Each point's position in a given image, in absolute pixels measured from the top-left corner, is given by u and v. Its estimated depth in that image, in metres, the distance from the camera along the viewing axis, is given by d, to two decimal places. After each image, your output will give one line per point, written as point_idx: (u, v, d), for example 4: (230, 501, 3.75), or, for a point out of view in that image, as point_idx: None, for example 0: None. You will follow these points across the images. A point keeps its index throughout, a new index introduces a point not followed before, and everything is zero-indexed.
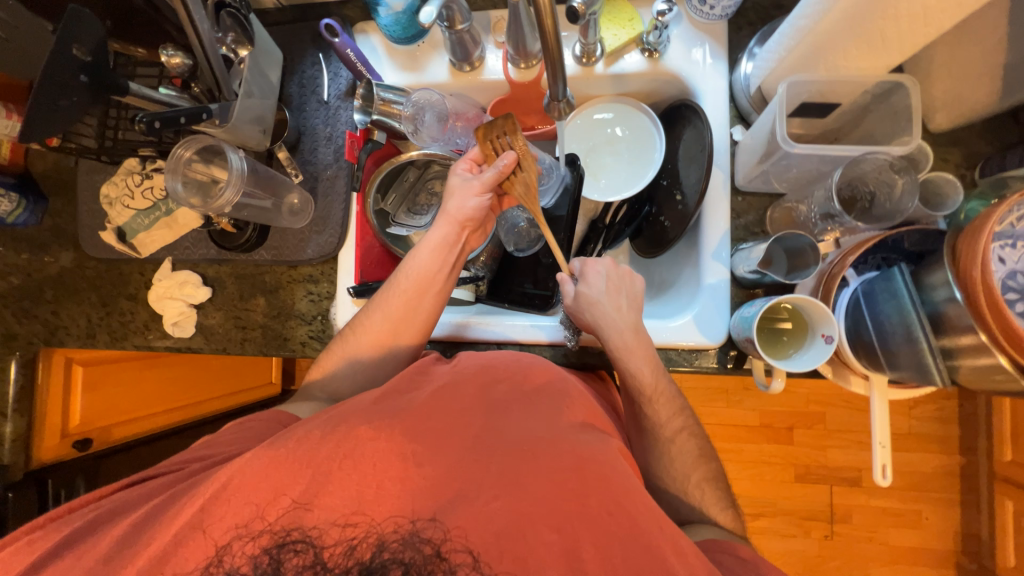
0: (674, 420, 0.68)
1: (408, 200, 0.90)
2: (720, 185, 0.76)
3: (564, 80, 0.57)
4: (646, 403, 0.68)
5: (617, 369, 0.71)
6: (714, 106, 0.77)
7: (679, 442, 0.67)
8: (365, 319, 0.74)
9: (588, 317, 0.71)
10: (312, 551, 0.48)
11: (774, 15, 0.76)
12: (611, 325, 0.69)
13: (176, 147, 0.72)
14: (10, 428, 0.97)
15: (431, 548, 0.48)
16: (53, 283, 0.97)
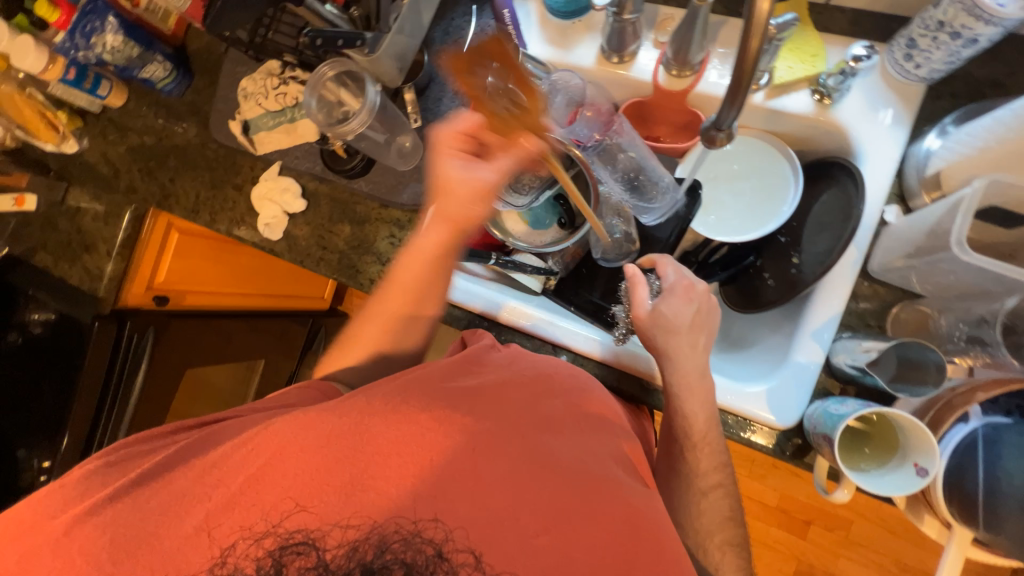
0: (712, 474, 0.65)
1: (511, 172, 0.83)
2: (850, 263, 0.68)
3: (740, 107, 0.45)
4: (687, 449, 0.65)
5: (667, 405, 0.68)
6: (875, 175, 0.68)
7: (712, 497, 0.64)
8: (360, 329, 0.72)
9: (660, 341, 0.67)
10: (314, 553, 0.44)
11: (987, 93, 0.66)
12: (681, 358, 0.66)
13: (322, 64, 0.77)
14: (111, 268, 1.11)
15: (432, 550, 0.45)
16: (177, 153, 1.05)
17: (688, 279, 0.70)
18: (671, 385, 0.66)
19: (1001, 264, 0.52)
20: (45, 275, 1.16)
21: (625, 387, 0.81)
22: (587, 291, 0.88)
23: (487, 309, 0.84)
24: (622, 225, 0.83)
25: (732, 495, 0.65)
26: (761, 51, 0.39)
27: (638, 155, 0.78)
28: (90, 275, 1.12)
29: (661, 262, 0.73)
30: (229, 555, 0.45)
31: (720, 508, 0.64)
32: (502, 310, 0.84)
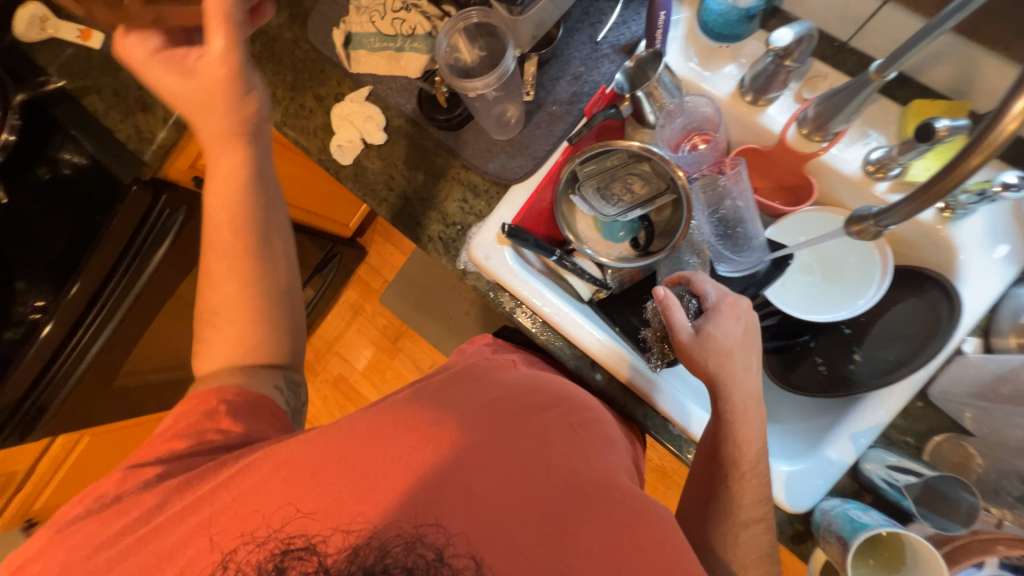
0: (755, 507, 0.63)
1: (602, 178, 0.80)
2: (914, 381, 0.67)
3: (907, 216, 0.45)
4: (732, 476, 0.63)
5: (711, 436, 0.66)
6: (971, 304, 0.67)
7: (758, 521, 0.63)
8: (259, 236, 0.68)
9: (712, 364, 0.66)
10: (314, 560, 0.46)
11: None
12: (736, 384, 0.66)
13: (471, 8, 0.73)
14: (163, 135, 1.05)
15: (433, 554, 0.45)
16: (264, 42, 0.99)
17: (732, 296, 0.71)
18: (725, 411, 0.65)
19: None
20: (87, 119, 1.08)
21: (645, 423, 0.80)
22: (633, 312, 0.86)
23: (541, 307, 0.81)
24: (697, 265, 0.82)
25: (772, 530, 0.63)
26: (975, 171, 0.38)
27: (741, 204, 0.77)
28: (139, 135, 1.06)
29: (696, 276, 0.73)
30: (231, 559, 0.47)
31: (759, 542, 0.62)
32: (552, 312, 0.80)
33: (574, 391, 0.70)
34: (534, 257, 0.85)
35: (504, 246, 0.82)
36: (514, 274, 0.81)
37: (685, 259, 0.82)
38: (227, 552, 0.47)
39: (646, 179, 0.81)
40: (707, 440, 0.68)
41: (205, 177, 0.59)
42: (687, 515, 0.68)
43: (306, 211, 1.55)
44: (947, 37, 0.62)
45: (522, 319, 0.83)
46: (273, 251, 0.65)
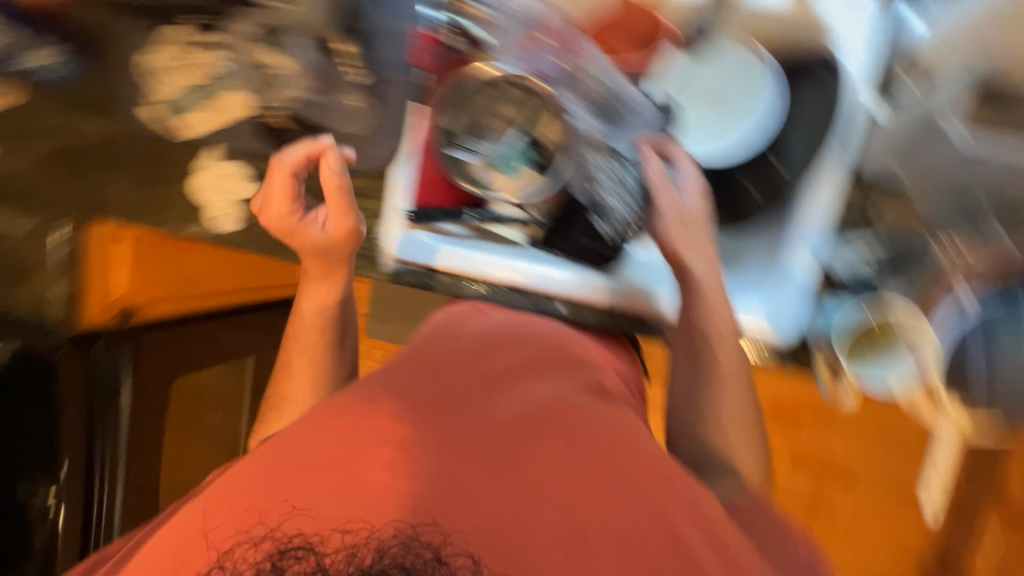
0: (739, 367, 0.67)
1: (475, 120, 0.77)
2: (835, 167, 0.69)
3: None
4: (716, 342, 0.67)
5: (688, 304, 0.69)
6: (858, 66, 0.68)
7: (743, 388, 0.67)
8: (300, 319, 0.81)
9: (683, 234, 0.71)
10: (312, 559, 0.44)
11: None
12: (703, 250, 0.71)
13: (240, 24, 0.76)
14: (61, 287, 1.05)
15: (430, 552, 0.44)
16: (89, 151, 0.89)
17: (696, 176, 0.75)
18: (698, 279, 0.70)
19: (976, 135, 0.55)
20: None
21: (630, 326, 0.79)
22: (573, 234, 0.82)
23: (476, 271, 0.81)
24: (602, 161, 0.76)
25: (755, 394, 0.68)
26: None
27: (606, 78, 0.74)
28: (39, 298, 1.06)
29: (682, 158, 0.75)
30: (228, 557, 0.46)
31: (749, 411, 0.67)
32: (491, 267, 0.81)
33: (537, 341, 0.70)
34: (457, 228, 0.84)
35: (417, 230, 0.82)
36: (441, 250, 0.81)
37: (620, 171, 0.77)
38: (222, 552, 0.47)
39: (516, 100, 0.75)
40: (681, 318, 0.70)
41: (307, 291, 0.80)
42: (676, 402, 0.69)
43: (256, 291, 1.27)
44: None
45: (471, 288, 0.82)
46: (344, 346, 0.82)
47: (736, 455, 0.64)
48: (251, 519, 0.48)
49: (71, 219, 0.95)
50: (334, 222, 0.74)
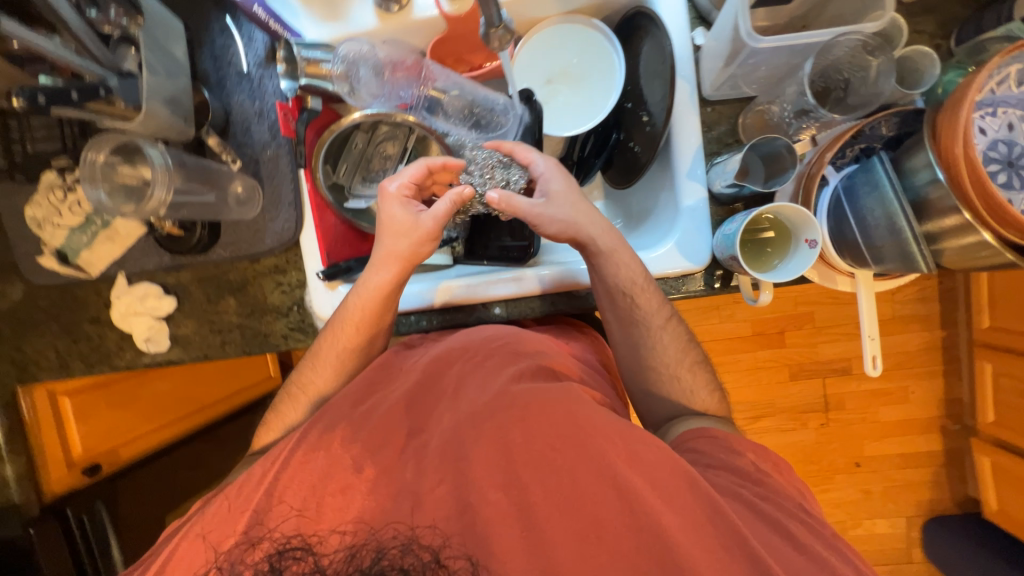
0: (663, 309, 0.69)
1: (361, 167, 0.83)
2: (688, 97, 0.70)
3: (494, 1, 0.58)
4: (636, 297, 0.68)
5: (596, 273, 0.69)
6: (672, 11, 0.70)
7: (670, 329, 0.69)
8: (320, 349, 0.73)
9: (569, 213, 0.68)
10: (312, 559, 0.50)
11: None
12: (594, 220, 0.69)
13: (85, 152, 0.66)
14: (9, 470, 0.85)
15: (429, 554, 0.49)
16: (6, 319, 0.86)
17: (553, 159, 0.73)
18: (598, 248, 0.68)
19: (791, 36, 0.54)
20: None
21: (565, 305, 0.80)
22: (495, 238, 0.88)
23: (402, 307, 0.81)
24: None
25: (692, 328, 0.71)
26: None
27: (465, 92, 0.77)
28: None
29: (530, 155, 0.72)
30: (223, 561, 0.51)
31: (686, 342, 0.70)
32: (421, 298, 0.79)
33: (479, 335, 0.69)
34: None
35: (336, 286, 0.80)
36: None
37: (494, 166, 0.76)
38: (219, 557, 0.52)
39: (392, 137, 0.83)
40: (597, 286, 0.70)
41: (350, 313, 0.70)
42: (623, 358, 0.72)
43: (231, 395, 1.29)
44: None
45: (411, 324, 0.83)
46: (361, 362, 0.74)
47: (690, 394, 0.68)
48: (236, 534, 0.53)
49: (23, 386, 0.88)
50: (400, 242, 0.68)
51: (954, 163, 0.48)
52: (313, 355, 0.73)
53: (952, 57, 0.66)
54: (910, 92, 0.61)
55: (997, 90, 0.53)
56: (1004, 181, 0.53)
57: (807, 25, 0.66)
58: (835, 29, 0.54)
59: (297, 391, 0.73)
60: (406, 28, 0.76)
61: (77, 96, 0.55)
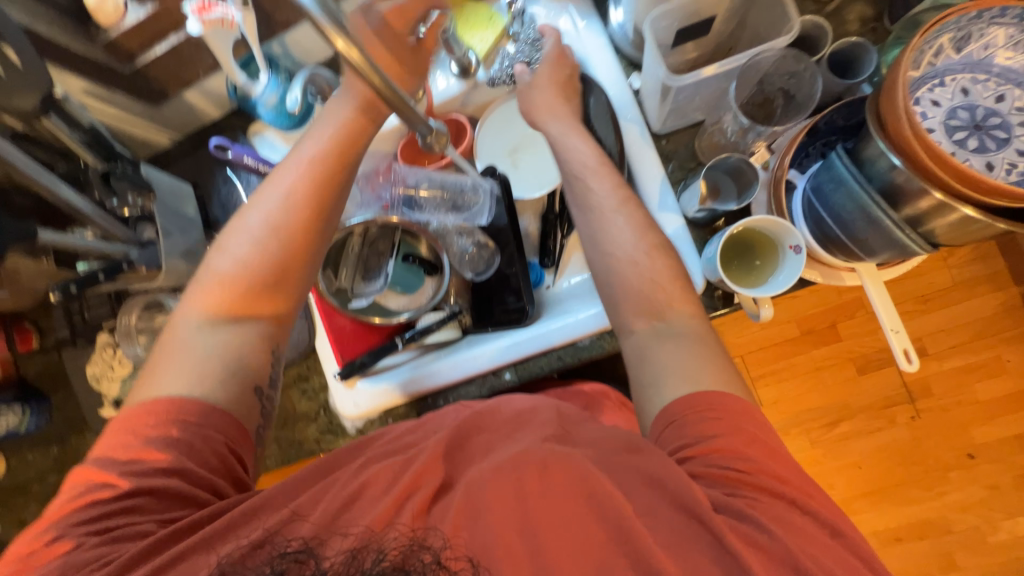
0: (628, 208, 0.65)
1: (360, 266, 0.87)
2: (639, 137, 0.73)
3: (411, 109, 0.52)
4: (589, 177, 0.67)
5: (555, 153, 0.70)
6: (605, 66, 0.76)
7: (628, 211, 0.65)
8: (230, 244, 0.61)
9: (539, 109, 0.72)
10: (312, 562, 0.43)
11: None
12: (564, 116, 0.71)
13: (122, 316, 0.78)
14: None
15: (432, 557, 0.43)
16: None
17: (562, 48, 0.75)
18: (565, 152, 0.69)
19: (703, 70, 0.59)
20: None
21: (573, 359, 0.80)
22: (495, 304, 0.89)
23: (379, 403, 0.84)
24: (469, 239, 0.87)
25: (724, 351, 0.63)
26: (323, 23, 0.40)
27: (433, 183, 0.84)
28: None
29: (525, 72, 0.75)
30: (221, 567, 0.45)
31: None
32: (395, 389, 0.83)
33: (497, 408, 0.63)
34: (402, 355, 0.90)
35: (355, 383, 0.85)
36: (380, 393, 0.84)
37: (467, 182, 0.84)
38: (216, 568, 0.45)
39: (383, 235, 0.87)
40: (564, 168, 0.70)
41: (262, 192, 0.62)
42: (591, 263, 0.66)
43: None
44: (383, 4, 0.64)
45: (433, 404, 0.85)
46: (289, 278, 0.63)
47: (652, 278, 0.62)
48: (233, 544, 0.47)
49: None
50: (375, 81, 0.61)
51: (907, 144, 0.47)
52: (261, 215, 0.61)
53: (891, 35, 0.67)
54: (856, 81, 0.62)
55: (936, 62, 0.52)
56: (974, 146, 0.50)
57: (733, 47, 0.69)
58: (749, 51, 0.57)
59: (223, 264, 0.61)
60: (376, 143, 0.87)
61: (106, 276, 0.66)
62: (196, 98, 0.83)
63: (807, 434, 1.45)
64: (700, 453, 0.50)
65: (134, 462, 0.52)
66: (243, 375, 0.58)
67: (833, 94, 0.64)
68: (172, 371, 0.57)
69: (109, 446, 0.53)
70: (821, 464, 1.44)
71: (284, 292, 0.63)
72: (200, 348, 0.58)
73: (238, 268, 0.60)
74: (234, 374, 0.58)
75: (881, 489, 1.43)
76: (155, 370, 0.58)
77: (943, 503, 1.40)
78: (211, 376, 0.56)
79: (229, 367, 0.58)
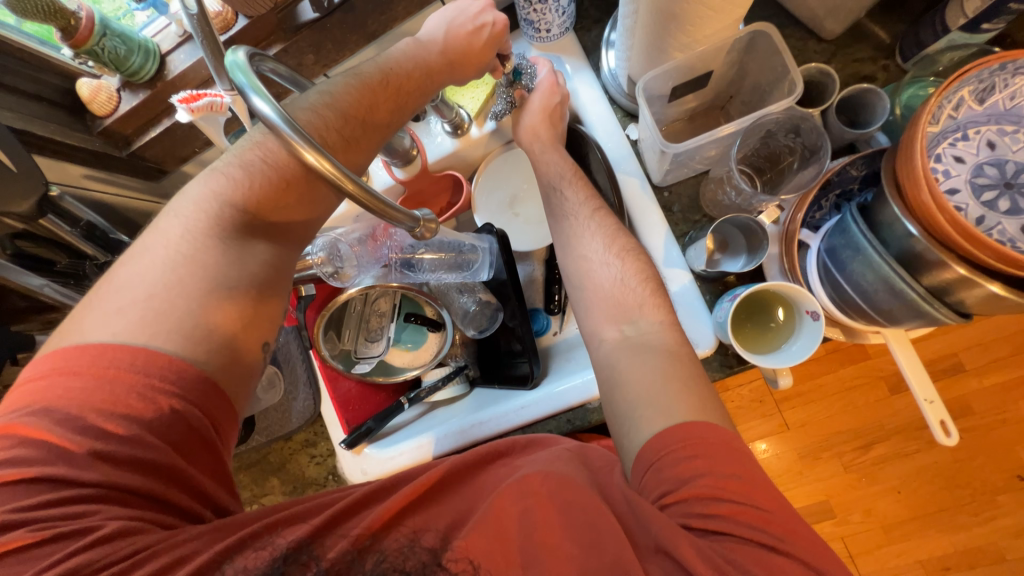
0: (601, 217, 0.65)
1: (362, 329, 0.86)
2: (640, 191, 0.69)
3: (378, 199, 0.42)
4: (566, 186, 0.68)
5: (536, 164, 0.72)
6: (600, 117, 0.74)
7: (598, 218, 0.64)
8: (186, 208, 0.51)
9: (525, 128, 0.73)
10: None
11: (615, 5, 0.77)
12: (541, 131, 0.72)
13: None
14: None
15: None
16: None
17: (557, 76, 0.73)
18: (540, 166, 0.72)
19: (700, 138, 0.57)
20: None
21: (582, 420, 0.78)
22: (502, 359, 0.87)
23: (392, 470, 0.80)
24: (472, 296, 0.87)
25: None
26: (256, 106, 0.37)
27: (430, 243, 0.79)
28: None
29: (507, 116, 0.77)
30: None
31: None
32: (407, 457, 0.80)
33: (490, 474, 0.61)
34: (410, 411, 0.89)
35: (362, 450, 0.83)
36: (389, 458, 0.81)
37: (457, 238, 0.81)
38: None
39: (384, 296, 0.86)
40: (546, 173, 0.71)
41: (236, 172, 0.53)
42: (571, 266, 0.64)
43: None
44: (365, 67, 0.59)
45: None
46: (259, 271, 0.52)
47: (621, 280, 0.60)
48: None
49: None
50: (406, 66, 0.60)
51: (927, 212, 0.43)
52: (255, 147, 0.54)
53: (906, 72, 0.62)
54: (867, 130, 0.58)
55: (957, 115, 0.48)
56: (1008, 205, 0.46)
57: (733, 95, 0.68)
58: (750, 115, 0.56)
59: (174, 224, 0.50)
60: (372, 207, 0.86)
61: None
62: (193, 170, 0.84)
63: (839, 458, 1.37)
64: (682, 499, 0.44)
65: (88, 423, 0.41)
66: (238, 291, 0.49)
67: (845, 141, 0.61)
68: (109, 307, 0.45)
69: (57, 394, 0.42)
70: (857, 489, 1.36)
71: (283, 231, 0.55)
72: (175, 278, 0.47)
73: (232, 197, 0.51)
74: (200, 320, 0.47)
75: (923, 515, 1.34)
76: (89, 308, 0.46)
77: (995, 529, 1.31)
78: (180, 314, 0.46)
79: (211, 281, 0.48)
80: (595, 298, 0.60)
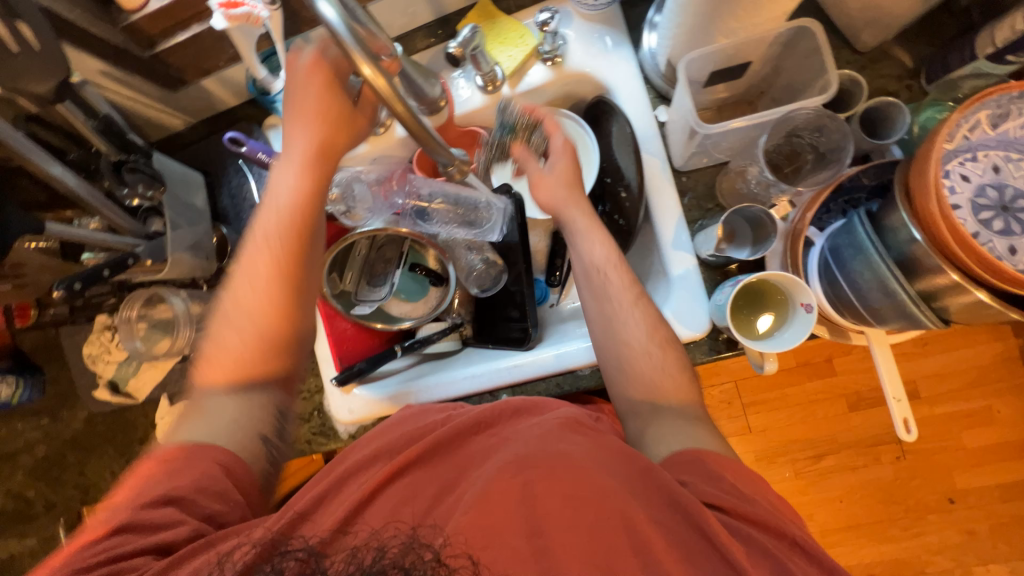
0: (640, 304, 0.65)
1: (366, 272, 0.86)
2: (661, 172, 0.71)
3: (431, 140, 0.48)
4: (604, 272, 0.67)
5: (570, 240, 0.70)
6: (632, 96, 0.75)
7: (643, 306, 0.64)
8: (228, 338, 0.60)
9: (550, 198, 0.72)
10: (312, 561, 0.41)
11: None
12: (574, 202, 0.71)
13: (122, 309, 0.82)
14: None
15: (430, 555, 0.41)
16: (74, 445, 0.91)
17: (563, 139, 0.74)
18: (575, 240, 0.70)
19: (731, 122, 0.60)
20: None
21: (571, 387, 0.81)
22: (500, 320, 0.89)
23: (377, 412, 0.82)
24: (478, 255, 0.88)
25: None
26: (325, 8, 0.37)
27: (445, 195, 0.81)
28: None
29: None
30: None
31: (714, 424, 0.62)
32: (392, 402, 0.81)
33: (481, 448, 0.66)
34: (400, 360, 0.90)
35: (351, 390, 0.84)
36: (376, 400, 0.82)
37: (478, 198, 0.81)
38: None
39: (392, 242, 0.87)
40: (579, 259, 0.69)
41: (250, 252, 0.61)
42: (609, 349, 0.64)
43: None
44: None
45: None
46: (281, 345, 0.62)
47: (663, 369, 0.61)
48: None
49: (83, 508, 0.91)
50: None
51: (931, 221, 0.46)
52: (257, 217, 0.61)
53: (927, 94, 0.66)
54: (885, 142, 0.61)
55: (971, 136, 0.51)
56: (1001, 227, 0.50)
57: (764, 91, 0.71)
58: (783, 107, 0.58)
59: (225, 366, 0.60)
60: (393, 151, 0.86)
61: (81, 286, 0.63)
62: (212, 85, 0.81)
63: (792, 464, 1.45)
64: None
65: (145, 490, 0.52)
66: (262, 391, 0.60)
67: (862, 150, 0.64)
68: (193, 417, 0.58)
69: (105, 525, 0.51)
70: (805, 495, 1.45)
71: (295, 298, 0.62)
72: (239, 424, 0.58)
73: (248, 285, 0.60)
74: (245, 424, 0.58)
75: (859, 525, 1.44)
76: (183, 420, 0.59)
77: (921, 545, 1.42)
78: (259, 340, 0.60)
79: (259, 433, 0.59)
80: (632, 383, 0.61)
